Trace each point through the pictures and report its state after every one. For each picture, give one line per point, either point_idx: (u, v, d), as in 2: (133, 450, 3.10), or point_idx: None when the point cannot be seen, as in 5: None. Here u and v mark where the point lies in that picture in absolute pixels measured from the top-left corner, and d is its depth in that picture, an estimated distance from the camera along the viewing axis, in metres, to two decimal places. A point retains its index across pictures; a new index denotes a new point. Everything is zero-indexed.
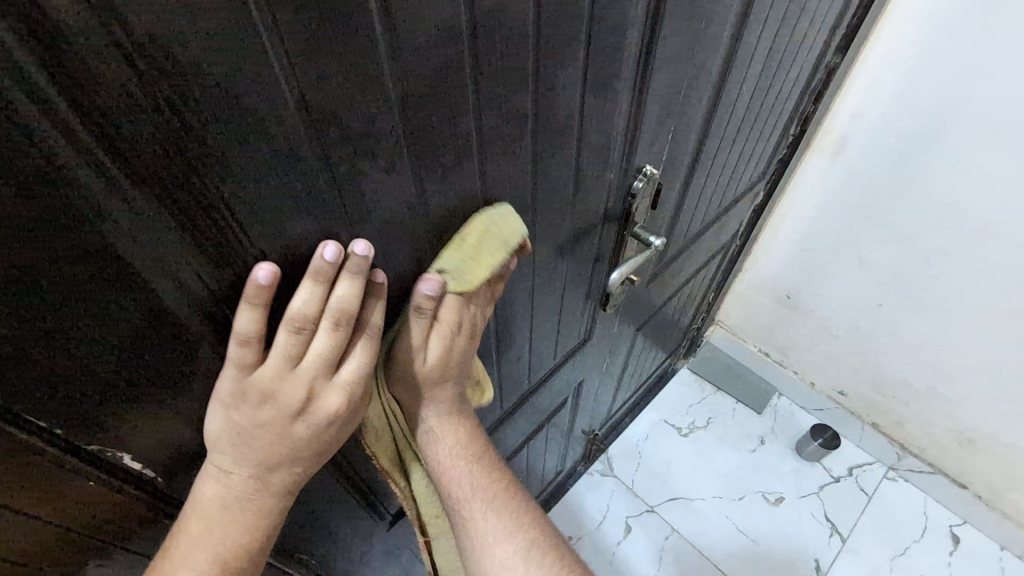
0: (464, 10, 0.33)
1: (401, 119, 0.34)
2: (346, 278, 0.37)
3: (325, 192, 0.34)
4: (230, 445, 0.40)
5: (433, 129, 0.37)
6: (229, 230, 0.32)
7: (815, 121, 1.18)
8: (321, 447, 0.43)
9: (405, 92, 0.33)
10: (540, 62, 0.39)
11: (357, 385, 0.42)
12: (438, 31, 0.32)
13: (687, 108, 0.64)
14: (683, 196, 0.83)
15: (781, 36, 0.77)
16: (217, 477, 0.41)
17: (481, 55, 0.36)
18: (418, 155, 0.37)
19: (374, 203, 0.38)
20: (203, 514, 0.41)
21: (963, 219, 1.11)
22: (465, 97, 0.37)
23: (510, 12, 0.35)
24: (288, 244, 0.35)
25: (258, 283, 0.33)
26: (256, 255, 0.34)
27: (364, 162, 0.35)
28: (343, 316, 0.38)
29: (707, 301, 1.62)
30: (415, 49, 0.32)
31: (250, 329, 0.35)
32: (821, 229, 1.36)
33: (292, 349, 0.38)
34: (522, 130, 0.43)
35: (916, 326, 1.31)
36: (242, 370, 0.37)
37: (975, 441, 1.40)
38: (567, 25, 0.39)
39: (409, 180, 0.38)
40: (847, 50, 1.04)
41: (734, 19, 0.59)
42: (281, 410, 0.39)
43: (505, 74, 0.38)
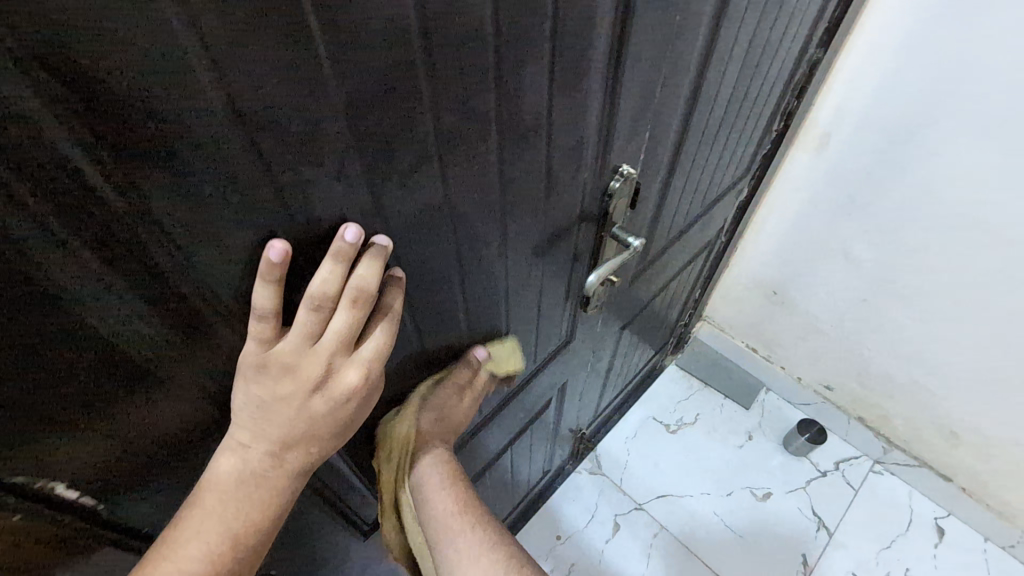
0: (414, 7, 0.31)
1: (348, 123, 0.32)
2: (368, 259, 0.39)
3: (266, 200, 0.32)
4: (251, 417, 0.43)
5: (386, 133, 0.35)
6: (163, 243, 0.30)
7: (798, 116, 1.17)
8: (335, 423, 0.46)
9: (352, 95, 0.31)
10: (502, 61, 0.38)
11: (373, 363, 0.45)
12: (386, 30, 0.30)
13: (664, 107, 0.62)
14: (663, 194, 0.82)
15: (762, 31, 0.76)
16: (236, 452, 0.44)
17: (436, 55, 0.34)
18: (370, 161, 0.35)
19: (326, 210, 0.36)
20: (220, 488, 0.43)
21: (947, 214, 1.11)
22: (419, 99, 0.35)
23: (465, 9, 0.33)
24: (226, 255, 0.33)
25: (272, 260, 0.34)
26: (190, 268, 0.32)
27: (310, 170, 0.33)
28: (360, 295, 0.39)
29: (693, 297, 1.61)
30: (361, 49, 0.30)
31: (268, 304, 0.37)
32: (805, 225, 1.36)
33: (312, 326, 0.40)
34: (486, 132, 0.41)
35: (900, 321, 1.32)
36: (264, 344, 0.39)
37: (959, 434, 1.41)
38: (529, 23, 0.37)
39: (361, 185, 0.36)
40: (830, 44, 1.03)
41: (711, 14, 0.58)
42: (301, 384, 0.42)
43: (464, 74, 0.36)
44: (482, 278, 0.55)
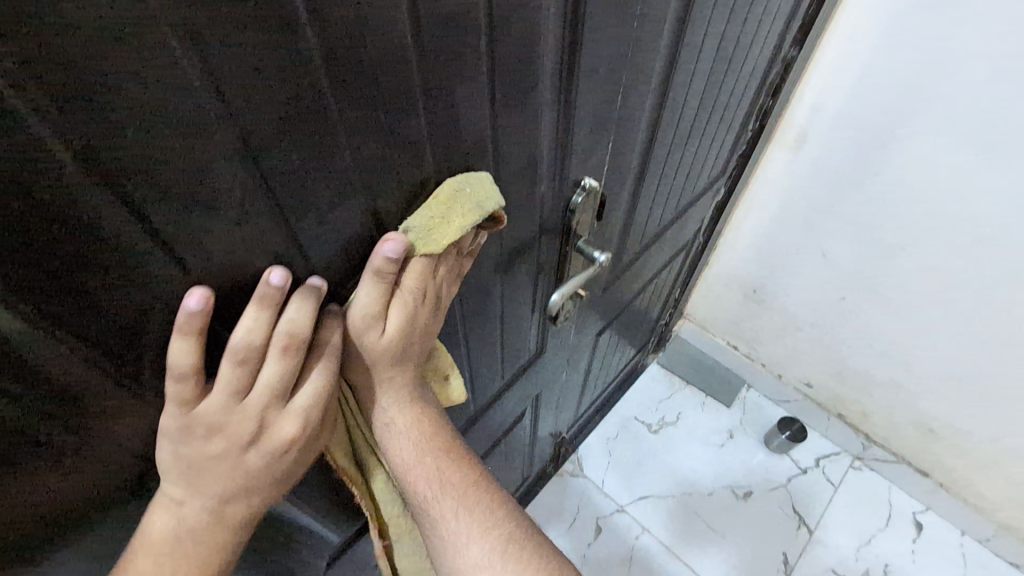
0: (313, 32, 0.27)
1: (244, 161, 0.29)
2: (295, 301, 0.36)
3: (153, 258, 0.29)
4: (181, 479, 0.38)
5: (295, 168, 0.31)
6: (112, 280, 0.28)
7: (774, 115, 1.15)
8: (278, 476, 0.41)
9: (246, 133, 0.28)
10: (431, 84, 0.34)
11: (314, 409, 0.40)
12: (279, 58, 0.27)
13: (627, 117, 0.59)
14: (633, 202, 0.79)
15: (731, 33, 0.73)
16: (168, 508, 0.39)
17: (348, 83, 0.30)
18: (280, 200, 0.32)
19: (230, 256, 0.32)
20: (152, 549, 0.38)
21: (923, 214, 1.10)
22: (329, 130, 0.31)
23: (381, 30, 0.30)
24: (114, 318, 0.29)
25: (190, 309, 0.31)
26: (74, 332, 0.29)
27: (203, 218, 0.29)
28: (292, 340, 0.36)
29: (673, 298, 1.59)
30: (248, 79, 0.26)
31: (185, 362, 0.33)
32: (783, 224, 1.34)
33: (238, 382, 0.36)
34: (419, 158, 0.38)
35: (878, 320, 1.31)
36: (185, 405, 0.35)
37: (936, 431, 1.41)
38: (457, 42, 0.34)
39: (269, 225, 0.32)
40: (804, 42, 1.01)
41: (673, 19, 0.55)
42: (232, 441, 0.37)
43: (384, 101, 0.33)
44: None
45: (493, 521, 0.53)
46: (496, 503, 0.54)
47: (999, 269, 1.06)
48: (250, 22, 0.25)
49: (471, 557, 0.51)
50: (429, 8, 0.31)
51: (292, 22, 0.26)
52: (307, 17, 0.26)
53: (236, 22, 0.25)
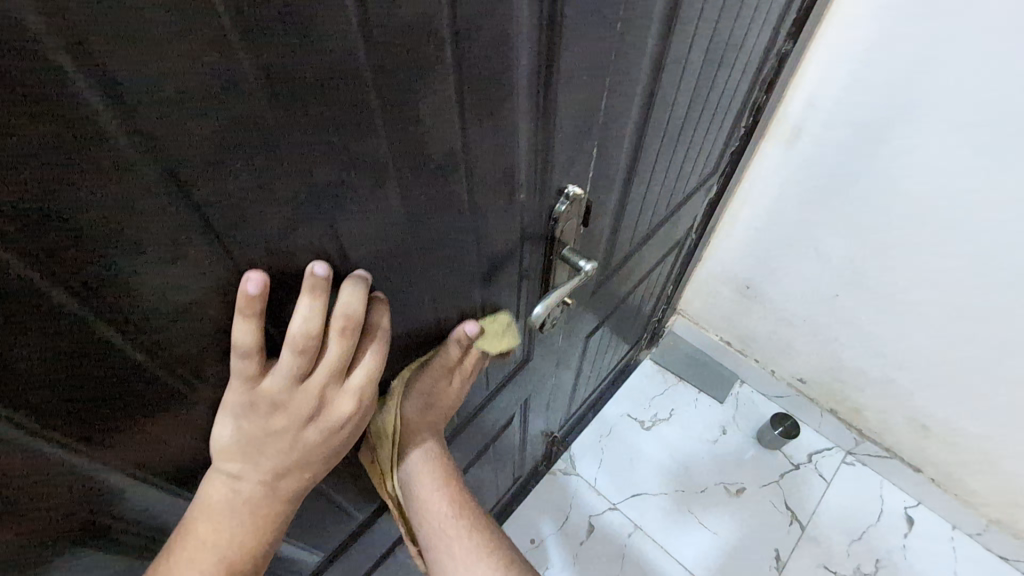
0: (244, 53, 0.24)
1: (169, 190, 0.26)
2: (349, 285, 0.37)
3: (111, 289, 0.27)
4: (236, 455, 0.38)
5: (238, 197, 0.28)
6: (139, 280, 0.28)
7: (768, 111, 1.12)
8: (328, 451, 0.42)
9: (171, 162, 0.25)
10: (391, 99, 0.32)
11: (367, 386, 0.41)
12: (205, 82, 0.24)
13: (613, 120, 0.57)
14: (622, 203, 0.76)
15: (722, 28, 0.70)
16: (224, 481, 0.38)
17: (292, 108, 0.27)
18: (223, 228, 0.29)
19: (162, 292, 0.29)
20: (210, 519, 0.38)
21: (918, 211, 1.08)
22: (273, 156, 0.28)
23: (327, 45, 0.27)
24: (87, 352, 0.28)
25: (250, 294, 0.32)
26: (67, 360, 0.28)
27: (143, 249, 0.27)
28: (350, 323, 0.37)
29: (666, 295, 1.57)
30: (167, 105, 0.23)
31: (247, 341, 0.33)
32: (777, 221, 1.32)
33: (300, 365, 0.36)
34: (381, 178, 0.35)
35: (872, 317, 1.30)
36: (249, 381, 0.35)
37: (928, 427, 1.41)
38: (417, 55, 0.31)
39: (209, 258, 0.30)
40: (799, 37, 0.98)
41: (660, 18, 0.52)
42: (293, 417, 0.38)
43: (337, 121, 0.30)
44: (402, 322, 0.49)
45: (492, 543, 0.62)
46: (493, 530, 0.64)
47: (995, 267, 1.05)
48: (163, 40, 0.22)
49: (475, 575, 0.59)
50: (383, 19, 0.28)
51: (216, 41, 0.23)
52: (237, 36, 0.23)
53: (143, 42, 0.21)
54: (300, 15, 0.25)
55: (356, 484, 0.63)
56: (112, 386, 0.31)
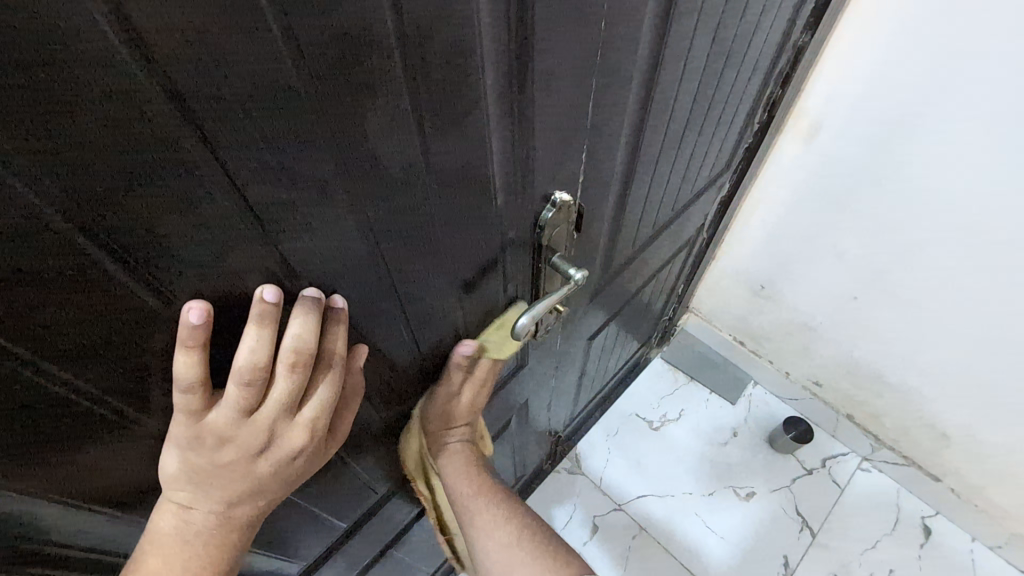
0: (143, 73, 0.22)
1: (45, 210, 0.24)
2: (298, 316, 0.36)
3: (67, 307, 0.27)
4: (186, 486, 0.38)
5: (151, 219, 0.27)
6: (95, 298, 0.28)
7: (784, 105, 1.07)
8: (282, 481, 0.42)
9: (66, 187, 0.24)
10: (333, 115, 0.30)
11: (321, 419, 0.41)
12: (98, 98, 0.22)
13: (602, 124, 0.54)
14: (620, 206, 0.73)
15: (730, 21, 0.66)
16: (175, 511, 0.39)
17: (208, 130, 0.26)
18: (144, 257, 0.28)
19: (92, 313, 0.28)
20: (159, 550, 0.39)
21: (941, 213, 1.02)
22: (186, 174, 0.26)
23: (243, 59, 0.25)
24: (56, 369, 0.29)
25: (191, 325, 0.31)
26: (38, 375, 0.28)
27: (77, 276, 0.26)
28: (300, 357, 0.36)
29: (677, 293, 1.52)
30: (34, 114, 0.21)
31: (190, 375, 0.32)
32: (792, 220, 1.26)
33: (246, 401, 0.36)
34: (330, 194, 0.33)
35: (891, 320, 1.24)
36: (192, 416, 0.35)
37: (949, 436, 1.35)
38: (360, 67, 0.29)
39: (122, 287, 0.28)
40: (818, 26, 0.93)
41: (652, 14, 0.49)
42: (242, 449, 0.38)
43: (269, 141, 0.28)
44: (372, 337, 0.48)
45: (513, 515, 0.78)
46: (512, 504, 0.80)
47: None
48: (13, 46, 0.19)
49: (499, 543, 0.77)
50: (311, 34, 0.26)
51: (86, 46, 0.21)
52: (130, 52, 0.22)
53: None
54: (202, 29, 0.23)
55: (334, 494, 0.62)
56: (36, 418, 0.30)
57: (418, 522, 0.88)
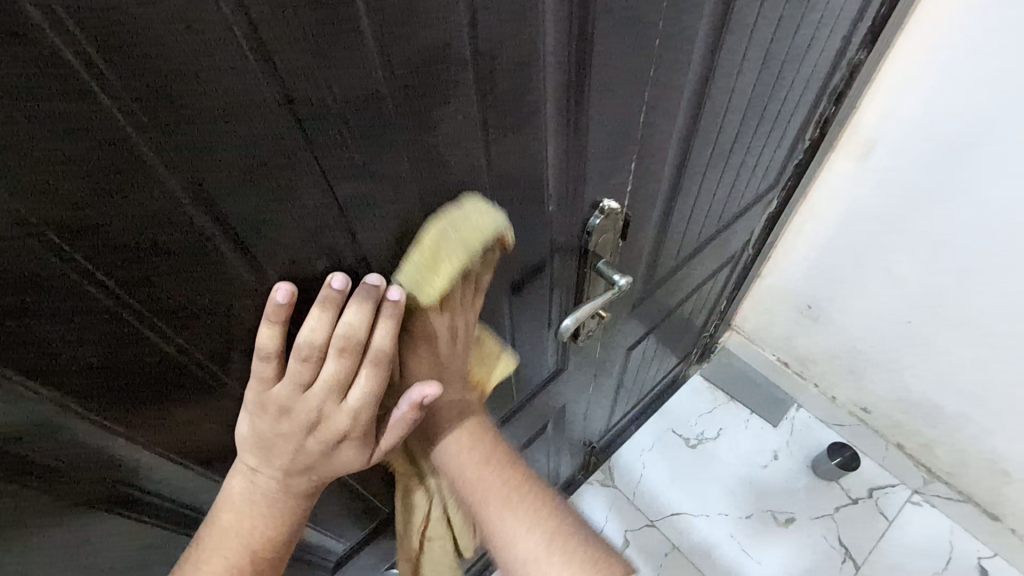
0: (263, 72, 0.27)
1: (171, 183, 0.28)
2: (354, 305, 0.37)
3: (186, 276, 0.32)
4: (253, 450, 0.42)
5: (252, 197, 0.31)
6: (209, 269, 0.32)
7: (838, 123, 1.05)
8: (329, 462, 0.45)
9: (192, 170, 0.28)
10: (411, 119, 0.34)
11: (364, 410, 0.41)
12: (225, 93, 0.26)
13: (653, 134, 0.56)
14: (666, 215, 0.74)
15: (783, 37, 0.67)
16: (245, 473, 0.44)
17: (308, 126, 0.30)
18: (244, 236, 0.32)
19: (207, 283, 0.33)
20: (233, 507, 0.43)
21: (1003, 234, 0.99)
22: (287, 162, 0.30)
23: (340, 65, 0.29)
24: (175, 330, 0.34)
25: (277, 302, 0.34)
26: (162, 333, 0.33)
27: (194, 250, 0.31)
28: (348, 344, 0.38)
29: (719, 309, 1.50)
30: (171, 100, 0.25)
31: (268, 346, 0.36)
32: (843, 238, 1.23)
33: (302, 376, 0.38)
34: (401, 188, 0.37)
35: (948, 345, 1.19)
36: (263, 384, 0.39)
37: (1011, 471, 1.28)
38: (438, 79, 0.33)
39: (227, 262, 0.32)
40: (874, 45, 0.92)
41: (706, 31, 0.51)
42: (297, 425, 0.41)
43: (356, 141, 0.32)
44: None
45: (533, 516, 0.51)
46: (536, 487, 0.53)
47: None
48: (169, 44, 0.24)
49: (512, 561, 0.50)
50: (400, 50, 0.30)
51: (220, 48, 0.25)
52: (254, 56, 0.26)
53: (140, 40, 0.23)
54: (310, 33, 0.27)
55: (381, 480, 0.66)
56: (157, 370, 0.35)
57: None
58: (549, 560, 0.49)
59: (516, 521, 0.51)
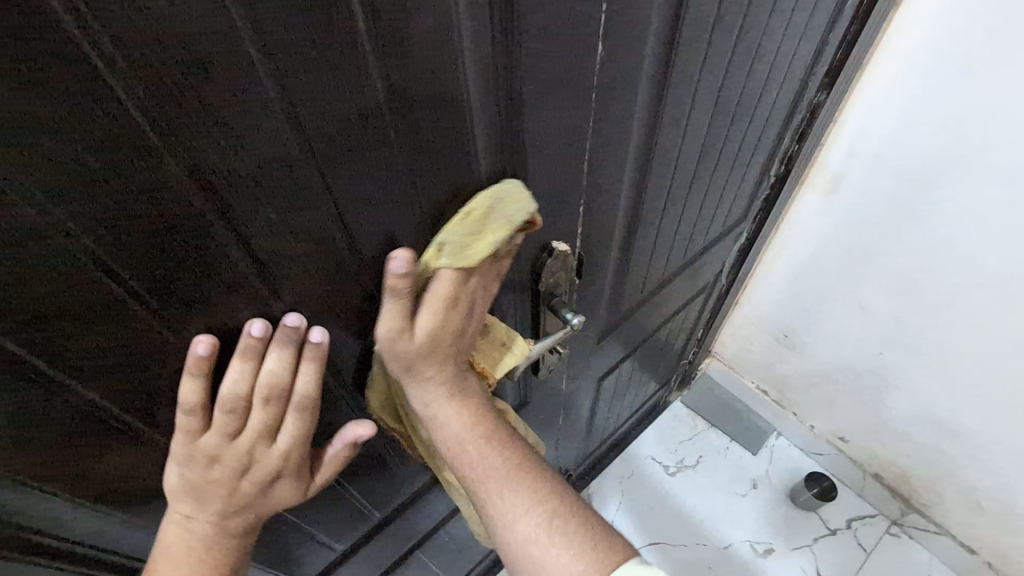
0: (165, 148, 0.29)
1: (58, 235, 0.29)
2: (274, 353, 0.40)
3: (106, 332, 0.34)
4: (185, 497, 0.43)
5: (163, 256, 0.33)
6: (125, 324, 0.34)
7: (803, 159, 1.08)
8: (265, 501, 0.47)
9: (100, 236, 0.30)
10: (335, 163, 0.36)
11: (295, 447, 0.45)
12: (128, 168, 0.29)
13: (600, 179, 0.57)
14: (625, 251, 0.75)
15: (734, 84, 0.69)
16: (179, 522, 0.44)
17: (219, 189, 0.32)
18: (161, 294, 0.34)
19: (124, 339, 0.35)
20: (169, 557, 0.44)
21: (962, 272, 1.02)
22: (196, 224, 0.33)
23: (250, 135, 0.31)
24: (97, 381, 0.35)
25: (198, 355, 0.37)
26: (83, 385, 0.35)
27: (110, 308, 0.33)
28: (273, 391, 0.41)
29: (696, 336, 1.51)
30: (54, 160, 0.27)
31: (194, 398, 0.38)
32: (813, 270, 1.25)
33: (229, 426, 0.41)
34: (326, 238, 0.40)
35: (917, 377, 1.21)
36: (191, 437, 0.41)
37: (984, 504, 1.28)
38: (357, 132, 0.36)
39: (143, 318, 0.34)
40: (833, 86, 0.95)
41: (646, 83, 0.53)
42: (229, 470, 0.43)
43: (271, 199, 0.35)
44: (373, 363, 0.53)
45: (536, 495, 0.51)
46: (545, 474, 0.53)
47: None
48: (69, 130, 0.26)
49: (508, 541, 0.50)
50: (313, 112, 0.33)
51: (120, 130, 0.27)
52: (155, 135, 0.29)
53: (18, 111, 0.25)
54: (198, 94, 0.28)
55: (334, 514, 0.66)
56: (77, 421, 0.36)
57: (418, 552, 0.90)
58: (550, 541, 0.49)
59: (521, 496, 0.51)
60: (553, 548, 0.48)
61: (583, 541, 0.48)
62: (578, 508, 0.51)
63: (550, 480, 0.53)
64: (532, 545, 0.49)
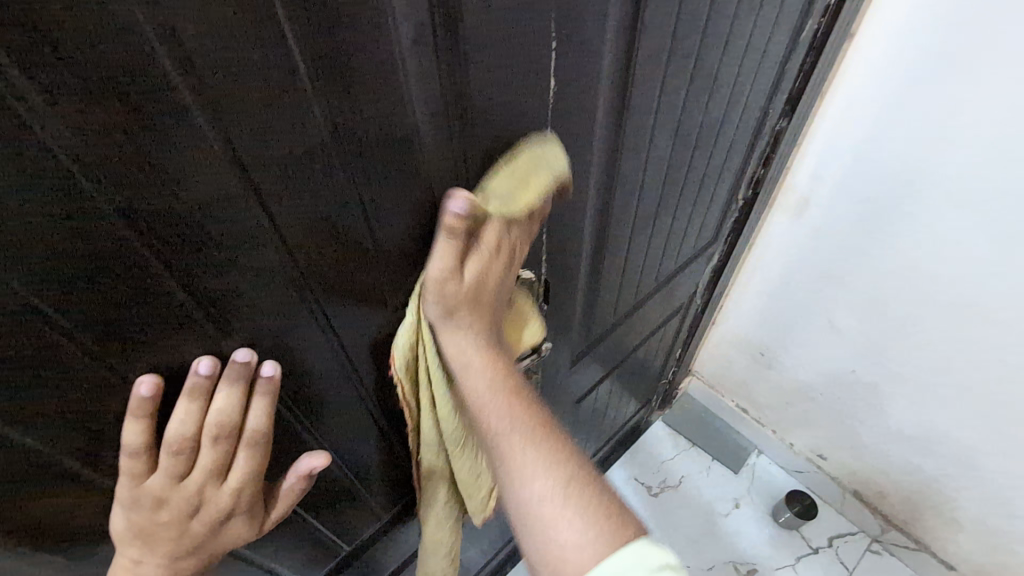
0: (98, 191, 0.29)
1: None
2: (223, 392, 0.40)
3: (41, 377, 0.33)
4: (133, 541, 0.42)
5: (100, 297, 0.32)
6: (63, 368, 0.34)
7: (770, 183, 1.11)
8: (218, 540, 0.46)
9: (32, 281, 0.30)
10: (279, 202, 0.36)
11: (248, 484, 0.45)
12: (60, 212, 0.29)
13: (561, 207, 0.58)
14: (593, 276, 0.76)
15: (693, 114, 0.71)
16: (127, 566, 0.43)
17: (156, 230, 0.32)
18: (100, 336, 0.34)
19: (62, 383, 0.34)
20: None
21: (924, 289, 1.04)
22: (135, 265, 0.33)
23: (189, 176, 0.32)
24: (33, 427, 0.34)
25: (141, 396, 0.37)
26: (20, 432, 0.34)
27: (44, 353, 0.32)
28: (223, 428, 0.41)
29: (674, 356, 1.52)
30: None
31: (137, 441, 0.38)
32: (784, 290, 1.27)
33: (176, 467, 0.41)
34: (276, 275, 0.40)
35: (888, 393, 1.23)
36: (136, 479, 0.40)
37: (959, 519, 1.29)
38: (302, 172, 0.36)
39: (81, 359, 0.34)
40: (794, 113, 0.98)
41: (602, 114, 0.55)
42: (178, 511, 0.42)
43: (214, 238, 0.35)
44: (332, 395, 0.52)
45: (557, 458, 0.48)
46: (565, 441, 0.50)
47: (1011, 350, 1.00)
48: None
49: (523, 498, 0.46)
50: (256, 152, 0.33)
51: (49, 177, 0.28)
52: (88, 180, 0.29)
53: None
54: (129, 138, 0.29)
55: (298, 549, 0.64)
56: (14, 469, 0.35)
57: None
58: (564, 504, 0.45)
59: (540, 454, 0.47)
60: (569, 510, 0.45)
61: (596, 515, 0.45)
62: (598, 482, 0.47)
63: (572, 449, 0.49)
64: (545, 505, 0.45)
